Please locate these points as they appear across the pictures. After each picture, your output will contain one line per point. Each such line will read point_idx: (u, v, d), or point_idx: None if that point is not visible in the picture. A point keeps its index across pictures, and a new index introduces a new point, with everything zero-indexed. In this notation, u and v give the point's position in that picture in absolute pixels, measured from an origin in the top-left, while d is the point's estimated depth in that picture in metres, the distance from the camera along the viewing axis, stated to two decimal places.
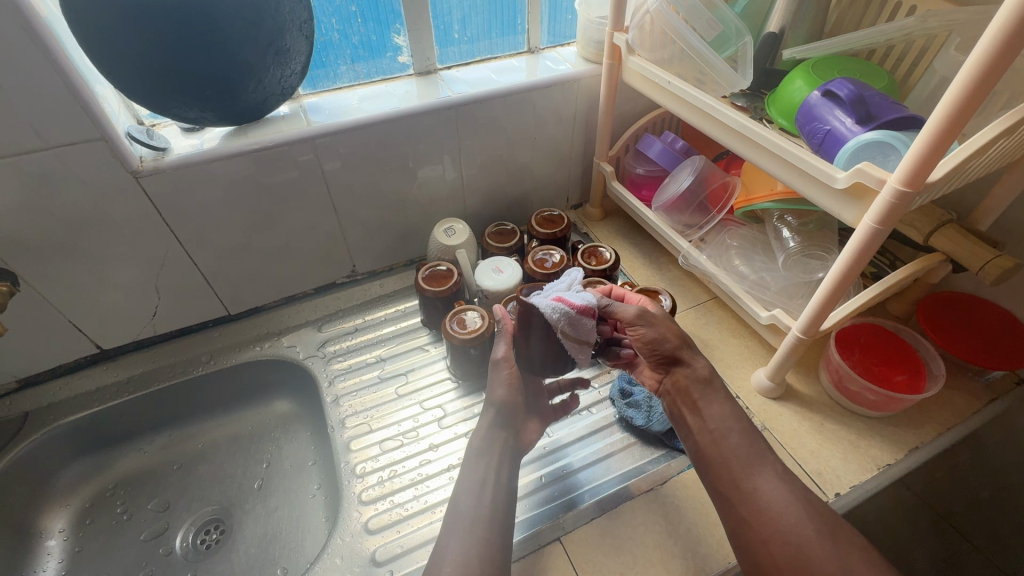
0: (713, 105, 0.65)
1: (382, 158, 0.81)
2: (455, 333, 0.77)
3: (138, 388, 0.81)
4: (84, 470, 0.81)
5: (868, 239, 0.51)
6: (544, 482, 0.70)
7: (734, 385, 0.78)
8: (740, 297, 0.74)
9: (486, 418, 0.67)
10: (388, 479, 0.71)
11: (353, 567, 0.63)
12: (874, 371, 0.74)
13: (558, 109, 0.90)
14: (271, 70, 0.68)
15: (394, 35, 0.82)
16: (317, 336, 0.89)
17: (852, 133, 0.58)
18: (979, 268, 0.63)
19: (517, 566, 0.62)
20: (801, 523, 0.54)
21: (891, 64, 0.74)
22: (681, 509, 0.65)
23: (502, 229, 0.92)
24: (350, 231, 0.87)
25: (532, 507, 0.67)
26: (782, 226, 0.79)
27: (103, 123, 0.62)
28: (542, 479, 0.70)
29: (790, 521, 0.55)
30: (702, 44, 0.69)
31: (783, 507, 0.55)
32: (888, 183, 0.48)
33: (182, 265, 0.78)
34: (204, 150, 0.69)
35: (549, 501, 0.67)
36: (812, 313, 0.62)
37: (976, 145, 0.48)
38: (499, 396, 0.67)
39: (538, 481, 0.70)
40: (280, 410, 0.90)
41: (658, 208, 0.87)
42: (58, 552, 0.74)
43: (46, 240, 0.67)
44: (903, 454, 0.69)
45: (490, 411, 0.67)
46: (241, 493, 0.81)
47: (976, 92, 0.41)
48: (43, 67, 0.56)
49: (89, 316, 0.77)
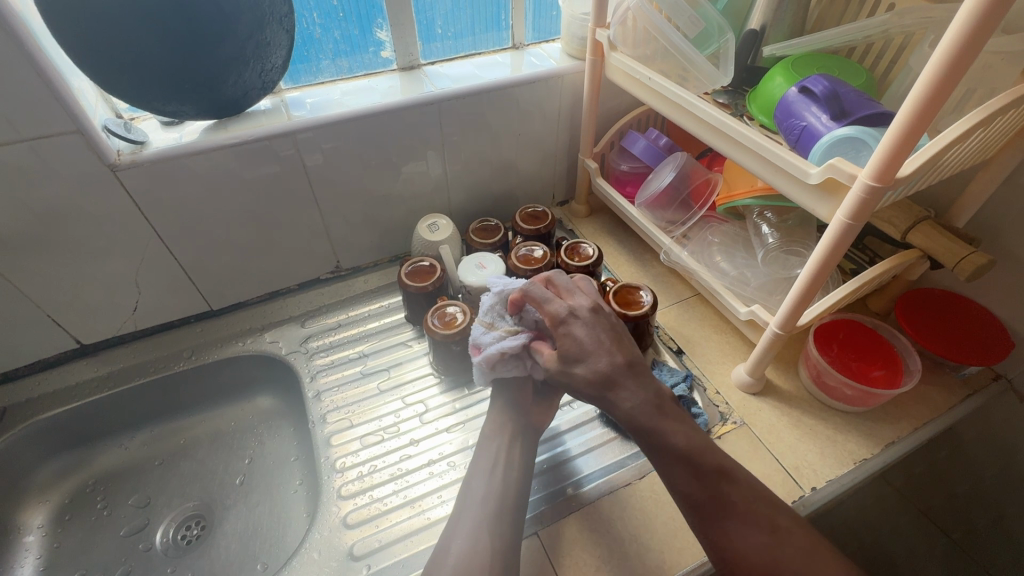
0: (693, 102, 0.65)
1: (365, 154, 0.81)
2: (437, 328, 0.76)
3: (117, 384, 0.81)
4: (64, 466, 0.80)
5: (841, 234, 0.52)
6: (545, 465, 0.71)
7: (714, 380, 0.78)
8: (721, 293, 0.75)
9: (493, 407, 0.69)
10: (368, 474, 0.71)
11: (331, 561, 0.63)
12: (852, 366, 0.75)
13: (543, 105, 0.90)
14: (251, 64, 0.68)
15: (377, 29, 0.81)
16: (300, 332, 0.88)
17: (827, 129, 0.58)
18: (954, 264, 0.64)
19: (523, 543, 0.63)
20: (782, 561, 0.51)
21: (870, 62, 0.74)
22: (658, 503, 0.66)
23: (486, 226, 0.92)
24: (333, 227, 0.87)
25: (545, 484, 0.69)
26: (762, 222, 0.79)
27: (79, 116, 0.62)
28: (556, 458, 0.72)
29: (771, 562, 0.51)
30: (683, 41, 0.70)
31: (764, 548, 0.52)
32: (859, 178, 0.48)
33: (162, 261, 0.77)
34: (183, 143, 0.69)
35: (560, 480, 0.69)
36: (788, 308, 0.62)
37: (947, 140, 0.49)
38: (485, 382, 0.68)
39: (550, 461, 0.71)
40: (263, 406, 0.89)
41: (640, 204, 0.87)
42: (36, 548, 0.74)
43: (24, 235, 0.67)
44: (880, 449, 0.70)
45: (494, 402, 0.69)
46: (222, 489, 0.81)
47: (943, 86, 0.41)
48: (16, 59, 0.56)
49: (67, 311, 0.76)
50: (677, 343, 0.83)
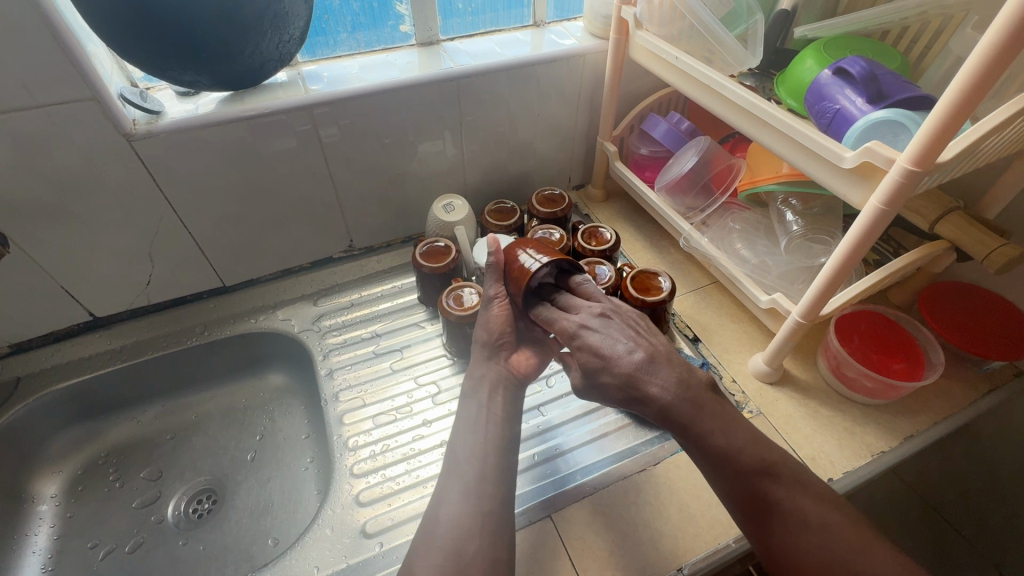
0: (722, 82, 0.63)
1: (381, 130, 0.79)
2: (451, 309, 0.76)
3: (130, 357, 0.81)
4: (77, 437, 0.81)
5: (873, 221, 0.50)
6: (554, 452, 0.70)
7: (731, 369, 0.77)
8: (741, 280, 0.73)
9: None
10: (380, 453, 0.71)
11: (343, 538, 0.63)
12: (872, 358, 0.73)
13: (563, 85, 0.88)
14: (269, 35, 0.66)
15: (396, 2, 0.80)
16: (312, 311, 0.88)
17: (862, 112, 0.56)
18: (984, 255, 0.62)
19: (528, 533, 0.62)
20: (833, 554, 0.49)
21: (904, 46, 0.72)
22: (671, 489, 0.65)
23: (502, 208, 0.91)
24: (348, 205, 0.86)
25: (552, 471, 0.68)
26: (786, 209, 0.78)
27: (96, 83, 0.61)
28: (565, 445, 0.71)
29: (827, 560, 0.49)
30: (713, 20, 0.68)
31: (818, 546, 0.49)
32: (898, 162, 0.46)
33: (176, 234, 0.77)
34: (199, 114, 0.68)
35: (569, 467, 0.68)
36: (813, 296, 0.61)
37: (990, 125, 0.47)
38: (485, 328, 0.67)
39: (557, 449, 0.71)
40: (274, 383, 0.89)
41: (660, 188, 0.85)
42: (49, 518, 0.74)
43: (38, 204, 0.66)
44: (898, 442, 0.69)
45: None
46: (234, 465, 0.81)
47: (994, 64, 0.39)
48: (33, 21, 0.55)
49: (81, 282, 0.76)
50: (694, 331, 0.82)
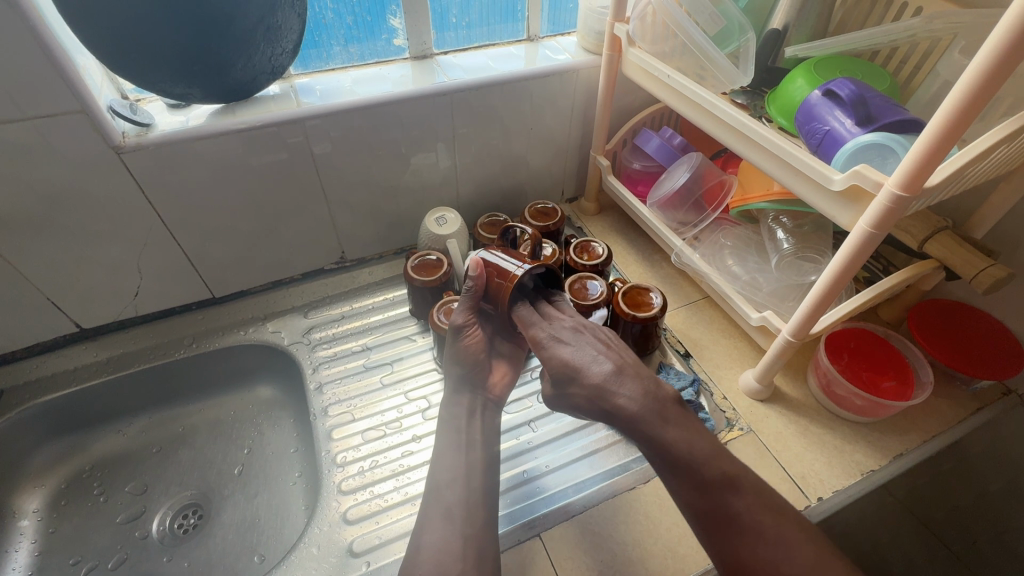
0: (713, 101, 0.63)
1: (374, 143, 0.79)
2: (443, 324, 0.76)
3: (117, 369, 0.80)
4: (62, 450, 0.80)
5: (861, 244, 0.50)
6: (545, 469, 0.70)
7: (722, 386, 0.77)
8: (732, 297, 0.73)
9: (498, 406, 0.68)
10: (369, 469, 0.70)
11: (330, 556, 0.63)
12: (861, 376, 0.74)
13: (556, 100, 0.88)
14: (261, 48, 0.66)
15: (390, 16, 0.80)
16: (302, 323, 0.87)
17: (851, 134, 0.57)
18: (972, 276, 0.63)
19: (519, 553, 0.61)
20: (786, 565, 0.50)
21: (894, 67, 0.73)
22: (662, 508, 0.65)
23: (494, 221, 0.91)
24: (339, 217, 0.86)
25: (543, 488, 0.68)
26: (777, 227, 0.78)
27: (85, 96, 0.60)
28: (555, 462, 0.71)
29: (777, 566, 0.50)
30: (705, 39, 0.68)
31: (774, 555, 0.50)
32: (885, 186, 0.47)
33: (165, 246, 0.76)
34: (190, 127, 0.67)
35: (560, 484, 0.68)
36: (802, 316, 0.61)
37: (976, 151, 0.47)
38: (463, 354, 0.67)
39: (548, 466, 0.70)
40: (263, 396, 0.88)
41: (652, 204, 0.85)
42: (31, 533, 0.73)
43: (25, 216, 0.65)
44: (887, 460, 0.69)
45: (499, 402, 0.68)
46: (221, 479, 0.80)
47: (979, 95, 0.40)
48: (23, 35, 0.55)
49: (67, 294, 0.75)
50: (685, 347, 0.82)
